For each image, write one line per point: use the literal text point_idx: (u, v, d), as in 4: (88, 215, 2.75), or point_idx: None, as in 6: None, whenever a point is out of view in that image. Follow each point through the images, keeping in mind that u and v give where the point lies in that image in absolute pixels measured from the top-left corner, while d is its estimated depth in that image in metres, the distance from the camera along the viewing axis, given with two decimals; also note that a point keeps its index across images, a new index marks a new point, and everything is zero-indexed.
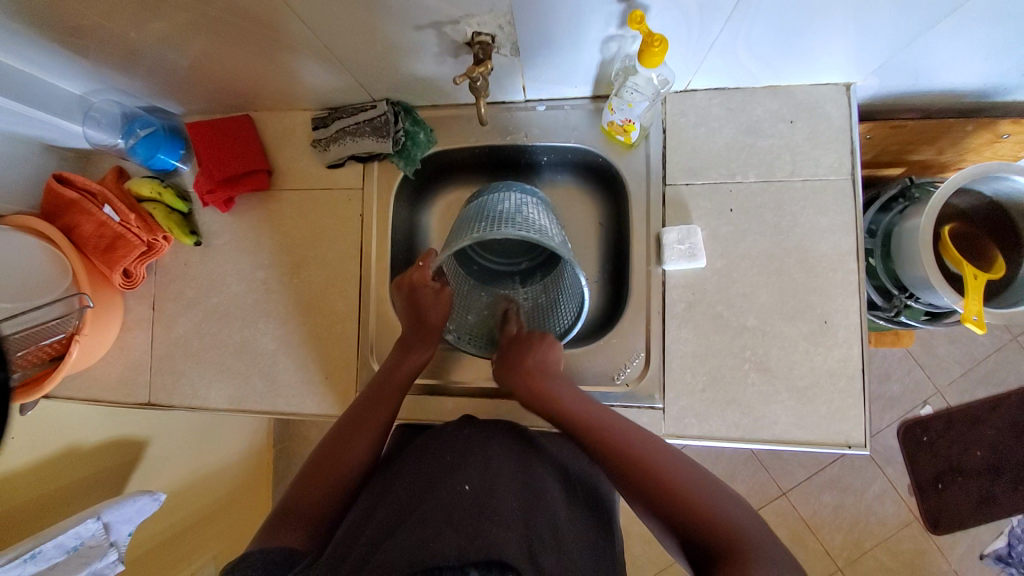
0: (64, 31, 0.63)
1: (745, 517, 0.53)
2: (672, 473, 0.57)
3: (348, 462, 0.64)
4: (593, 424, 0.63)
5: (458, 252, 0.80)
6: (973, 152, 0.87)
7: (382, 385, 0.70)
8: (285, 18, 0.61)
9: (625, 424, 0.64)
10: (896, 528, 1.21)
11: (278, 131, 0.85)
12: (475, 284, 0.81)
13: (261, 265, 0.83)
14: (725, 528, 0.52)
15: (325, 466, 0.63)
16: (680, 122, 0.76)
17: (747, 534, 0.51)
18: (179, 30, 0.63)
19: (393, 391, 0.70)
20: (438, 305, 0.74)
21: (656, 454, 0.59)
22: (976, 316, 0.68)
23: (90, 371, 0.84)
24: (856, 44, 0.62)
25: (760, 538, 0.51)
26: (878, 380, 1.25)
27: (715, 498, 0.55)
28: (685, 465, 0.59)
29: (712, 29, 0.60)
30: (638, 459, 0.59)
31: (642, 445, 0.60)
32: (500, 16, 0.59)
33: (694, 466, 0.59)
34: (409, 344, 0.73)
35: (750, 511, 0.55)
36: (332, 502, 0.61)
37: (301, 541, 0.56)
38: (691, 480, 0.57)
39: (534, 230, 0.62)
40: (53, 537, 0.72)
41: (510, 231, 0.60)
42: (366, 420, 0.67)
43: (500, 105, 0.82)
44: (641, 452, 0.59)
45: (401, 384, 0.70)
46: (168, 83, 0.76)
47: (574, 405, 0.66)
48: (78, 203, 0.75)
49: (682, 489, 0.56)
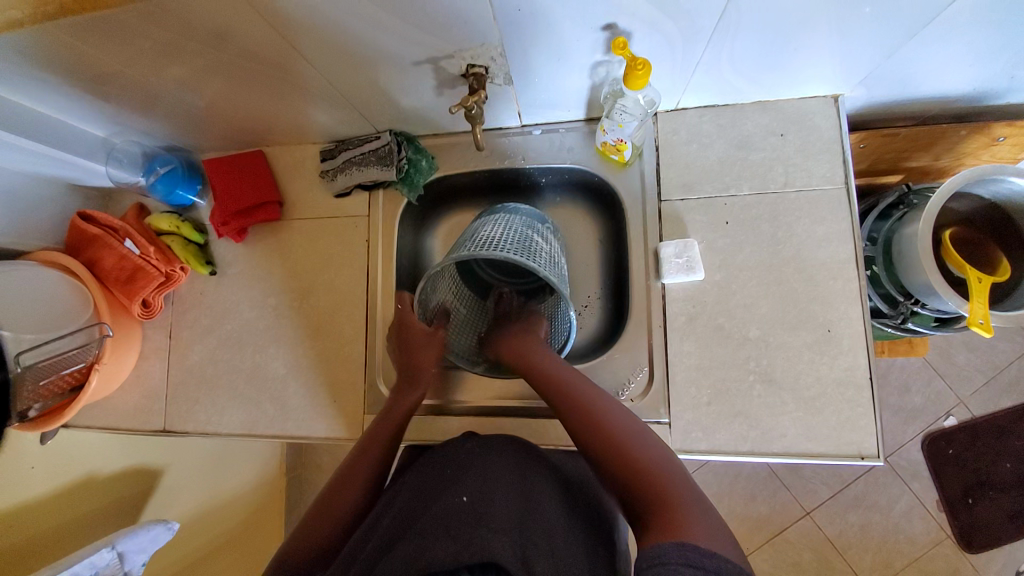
0: (92, 79, 0.68)
1: (700, 508, 0.50)
2: (629, 440, 0.57)
3: (344, 503, 0.62)
4: (566, 398, 0.64)
5: (476, 285, 0.84)
6: (970, 157, 0.87)
7: (378, 424, 0.70)
8: (295, 60, 0.65)
9: (613, 401, 0.64)
10: (928, 546, 1.16)
11: (288, 164, 0.89)
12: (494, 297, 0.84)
13: (272, 292, 0.86)
14: (673, 515, 0.49)
15: (321, 510, 0.62)
16: (672, 139, 0.78)
17: (696, 524, 0.47)
18: (196, 74, 0.68)
19: (389, 428, 0.69)
20: (430, 346, 0.76)
21: (628, 430, 0.59)
22: (982, 319, 0.67)
23: (110, 399, 0.87)
24: (841, 57, 0.64)
25: (709, 533, 0.47)
26: (899, 392, 1.21)
27: (678, 483, 0.53)
28: (654, 447, 0.57)
29: (695, 50, 0.63)
30: (605, 434, 0.59)
31: (617, 421, 0.60)
32: (492, 48, 0.63)
33: (668, 454, 0.57)
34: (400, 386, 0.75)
35: (712, 512, 0.50)
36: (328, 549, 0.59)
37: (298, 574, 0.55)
38: (653, 462, 0.55)
39: (482, 244, 0.64)
40: (71, 566, 0.74)
41: (457, 253, 0.64)
42: (361, 460, 0.66)
43: (495, 132, 0.85)
44: (611, 426, 0.59)
45: (398, 421, 0.70)
46: (185, 124, 0.81)
47: (548, 372, 0.67)
48: (101, 238, 0.79)
49: (631, 456, 0.56)
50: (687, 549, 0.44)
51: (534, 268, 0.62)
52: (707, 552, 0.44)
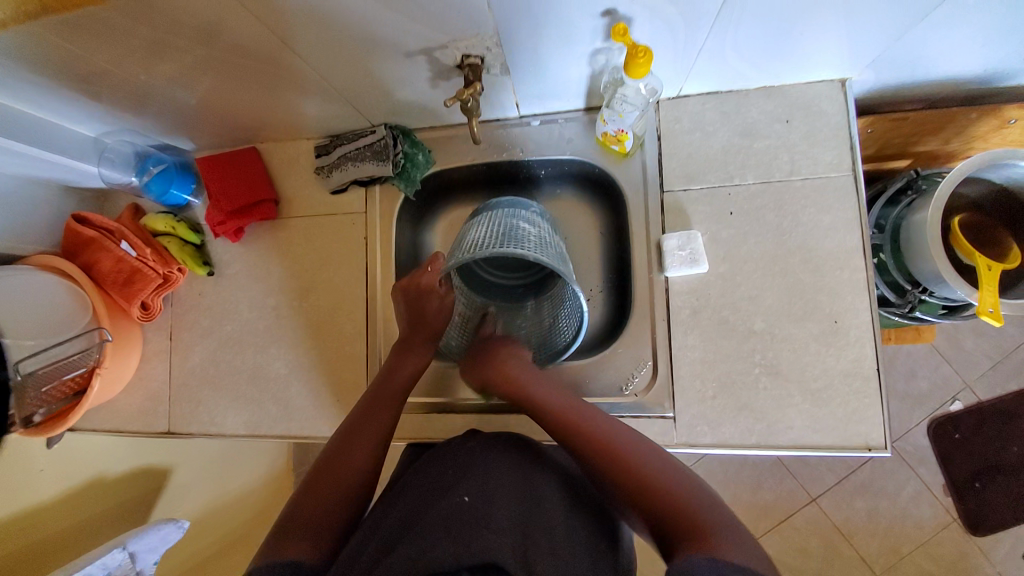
0: (79, 79, 0.67)
1: (721, 521, 0.50)
2: (646, 461, 0.57)
3: (353, 470, 0.61)
4: (576, 418, 0.63)
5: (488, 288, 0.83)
6: (981, 140, 0.84)
7: (378, 392, 0.69)
8: (285, 55, 0.64)
9: (623, 426, 0.62)
10: (935, 530, 1.17)
11: (282, 161, 0.88)
12: (513, 309, 0.82)
13: (271, 291, 0.85)
14: (700, 533, 0.49)
15: (326, 478, 0.60)
16: (674, 128, 0.76)
17: (724, 540, 0.48)
18: (185, 71, 0.66)
19: (392, 396, 0.69)
20: (441, 312, 0.74)
21: (637, 450, 0.58)
22: (992, 308, 0.66)
23: (114, 402, 0.87)
24: (848, 41, 0.62)
25: (739, 549, 0.47)
26: (905, 377, 1.21)
27: (701, 501, 0.53)
28: (675, 469, 0.57)
29: (698, 36, 0.61)
30: (615, 457, 0.57)
31: (624, 443, 0.59)
32: (486, 37, 0.61)
33: (682, 469, 0.57)
34: (407, 346, 0.74)
35: (738, 526, 0.51)
36: (341, 513, 0.58)
37: (307, 550, 0.53)
38: (677, 484, 0.54)
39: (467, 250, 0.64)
40: (82, 568, 0.75)
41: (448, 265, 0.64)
42: (366, 426, 0.65)
43: (493, 123, 0.83)
44: (619, 447, 0.58)
45: (399, 389, 0.70)
46: (177, 121, 0.80)
47: (559, 395, 0.67)
48: (97, 240, 0.78)
49: (650, 476, 0.55)
50: (718, 562, 0.45)
51: (523, 253, 0.60)
52: (737, 566, 0.45)
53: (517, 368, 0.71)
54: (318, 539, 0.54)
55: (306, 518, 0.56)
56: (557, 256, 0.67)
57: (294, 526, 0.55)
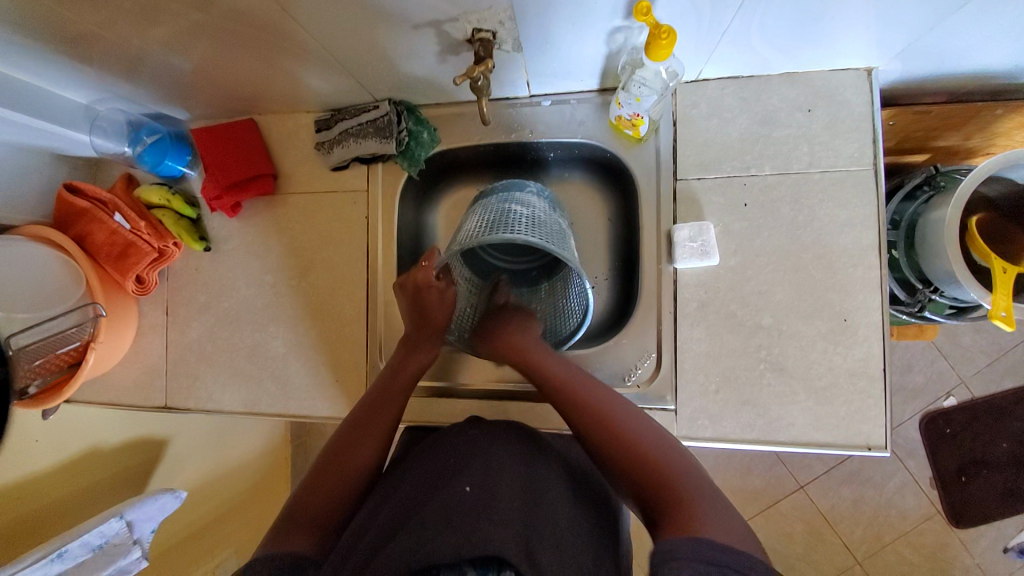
0: (67, 41, 0.63)
1: (709, 498, 0.51)
2: (632, 433, 0.57)
3: (356, 466, 0.61)
4: (569, 388, 0.63)
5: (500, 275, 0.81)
6: (1003, 137, 0.82)
7: (385, 387, 0.68)
8: (286, 24, 0.60)
9: (615, 395, 0.63)
10: (918, 521, 1.19)
11: (282, 134, 0.85)
12: (527, 293, 0.81)
13: (269, 269, 0.83)
14: (688, 511, 0.49)
15: (329, 472, 0.60)
16: (691, 113, 0.73)
17: (711, 519, 0.48)
18: (179, 36, 0.62)
19: (398, 392, 0.68)
20: (443, 306, 0.73)
21: (629, 423, 0.58)
22: (1004, 312, 0.65)
23: (109, 375, 0.86)
24: (880, 28, 0.58)
25: (724, 527, 0.47)
26: (902, 371, 1.21)
27: (687, 476, 0.53)
28: (663, 442, 0.57)
29: (723, 17, 0.57)
30: (610, 432, 0.58)
31: (621, 416, 0.59)
32: (500, 11, 0.57)
33: (671, 441, 0.57)
34: (412, 345, 0.72)
35: (725, 504, 0.51)
36: (342, 507, 0.58)
37: (310, 545, 0.53)
38: (663, 459, 0.54)
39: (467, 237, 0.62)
40: (80, 535, 0.75)
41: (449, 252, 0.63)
42: (374, 421, 0.65)
43: (501, 102, 0.80)
44: (613, 422, 0.59)
45: (407, 384, 0.69)
46: (171, 89, 0.76)
47: (551, 363, 0.67)
48: (90, 212, 0.76)
49: (639, 450, 0.55)
50: (698, 543, 0.45)
51: (524, 239, 0.58)
52: (721, 548, 0.45)
53: (515, 341, 0.71)
54: (318, 534, 0.54)
55: (309, 510, 0.56)
56: (556, 238, 0.64)
57: (295, 520, 0.55)
